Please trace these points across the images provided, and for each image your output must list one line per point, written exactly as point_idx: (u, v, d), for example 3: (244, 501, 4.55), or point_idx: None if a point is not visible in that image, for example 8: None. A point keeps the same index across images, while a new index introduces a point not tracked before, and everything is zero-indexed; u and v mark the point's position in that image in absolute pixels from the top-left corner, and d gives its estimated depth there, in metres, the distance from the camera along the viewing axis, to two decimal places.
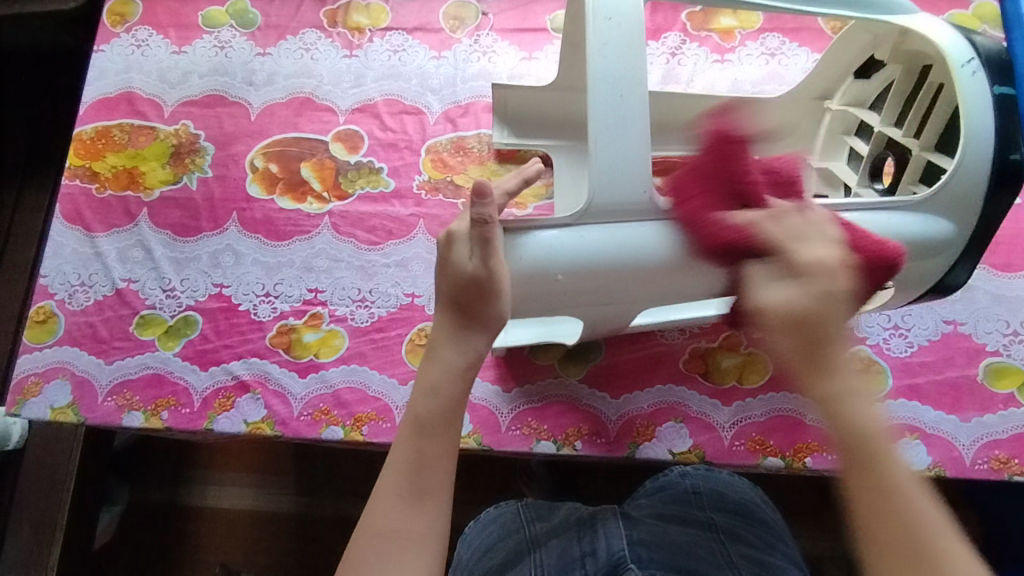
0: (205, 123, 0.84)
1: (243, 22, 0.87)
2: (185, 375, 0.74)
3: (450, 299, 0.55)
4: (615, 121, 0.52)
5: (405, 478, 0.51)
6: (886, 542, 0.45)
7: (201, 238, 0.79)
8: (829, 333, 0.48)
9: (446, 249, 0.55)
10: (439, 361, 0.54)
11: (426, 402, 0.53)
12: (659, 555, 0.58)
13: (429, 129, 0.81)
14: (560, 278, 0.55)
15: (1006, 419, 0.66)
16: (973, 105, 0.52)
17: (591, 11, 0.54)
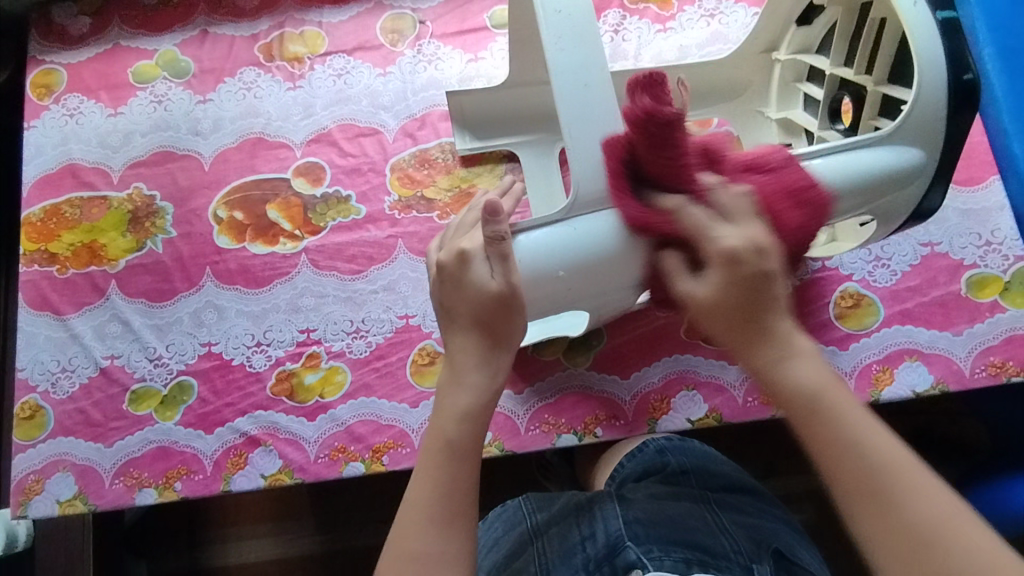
0: (158, 182, 0.81)
1: (176, 72, 0.84)
2: (191, 442, 0.72)
3: (472, 319, 0.53)
4: (584, 111, 0.52)
5: (430, 501, 0.49)
6: (868, 505, 0.41)
7: (178, 299, 0.77)
8: (758, 304, 0.46)
9: (461, 268, 0.53)
10: (469, 384, 0.53)
11: (454, 423, 0.52)
12: (656, 529, 0.55)
13: (389, 147, 0.80)
14: (562, 273, 0.54)
15: (995, 325, 0.68)
16: (921, 34, 0.52)
17: (540, 6, 0.53)
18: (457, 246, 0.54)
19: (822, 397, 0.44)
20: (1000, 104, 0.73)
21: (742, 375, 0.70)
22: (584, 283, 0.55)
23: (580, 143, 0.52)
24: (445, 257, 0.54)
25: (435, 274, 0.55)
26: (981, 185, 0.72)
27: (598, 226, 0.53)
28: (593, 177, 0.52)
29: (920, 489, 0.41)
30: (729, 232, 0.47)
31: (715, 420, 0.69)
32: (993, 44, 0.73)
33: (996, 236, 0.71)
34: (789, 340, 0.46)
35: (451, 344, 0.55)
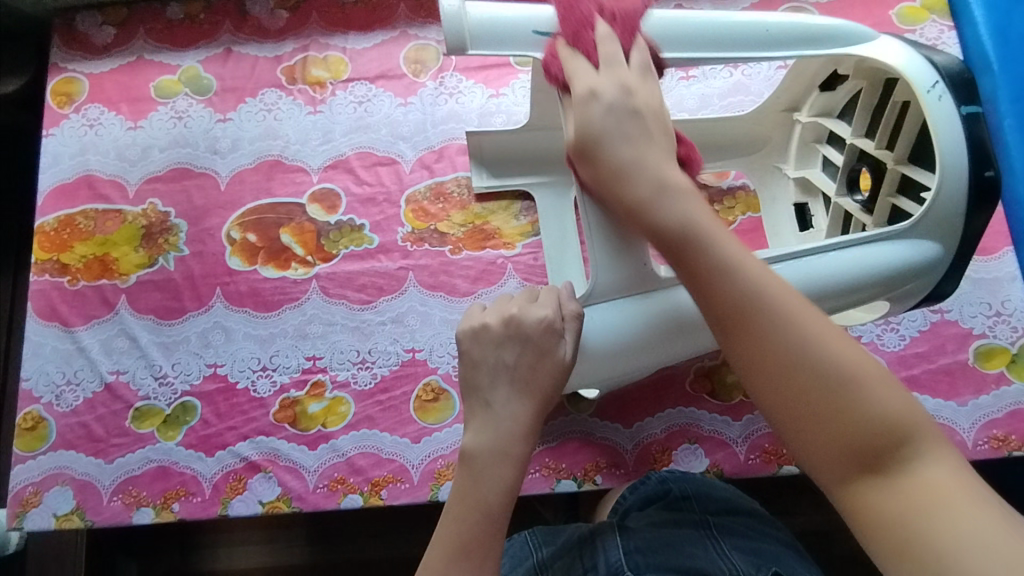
0: (173, 199, 0.81)
1: (198, 89, 0.85)
2: (192, 464, 0.73)
3: (539, 379, 0.53)
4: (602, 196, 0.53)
5: (448, 564, 0.46)
6: (738, 331, 0.45)
7: (187, 318, 0.77)
8: (626, 134, 0.51)
9: (538, 326, 0.54)
10: (517, 455, 0.51)
11: (497, 491, 0.49)
12: (656, 558, 0.55)
13: (406, 178, 0.80)
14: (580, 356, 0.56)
15: (999, 398, 0.68)
16: (946, 127, 0.52)
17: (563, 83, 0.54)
18: (535, 312, 0.54)
19: (697, 226, 0.48)
20: (1016, 176, 0.72)
21: (744, 432, 0.70)
22: (600, 369, 0.57)
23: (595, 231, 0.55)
24: (522, 320, 0.54)
25: (499, 330, 0.54)
26: (995, 255, 0.72)
27: (616, 314, 0.56)
28: (611, 270, 0.55)
29: (801, 319, 0.44)
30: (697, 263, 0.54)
31: (716, 475, 0.69)
32: (1015, 116, 0.74)
33: (1006, 307, 0.71)
34: (739, 280, 0.46)
35: (494, 403, 0.52)
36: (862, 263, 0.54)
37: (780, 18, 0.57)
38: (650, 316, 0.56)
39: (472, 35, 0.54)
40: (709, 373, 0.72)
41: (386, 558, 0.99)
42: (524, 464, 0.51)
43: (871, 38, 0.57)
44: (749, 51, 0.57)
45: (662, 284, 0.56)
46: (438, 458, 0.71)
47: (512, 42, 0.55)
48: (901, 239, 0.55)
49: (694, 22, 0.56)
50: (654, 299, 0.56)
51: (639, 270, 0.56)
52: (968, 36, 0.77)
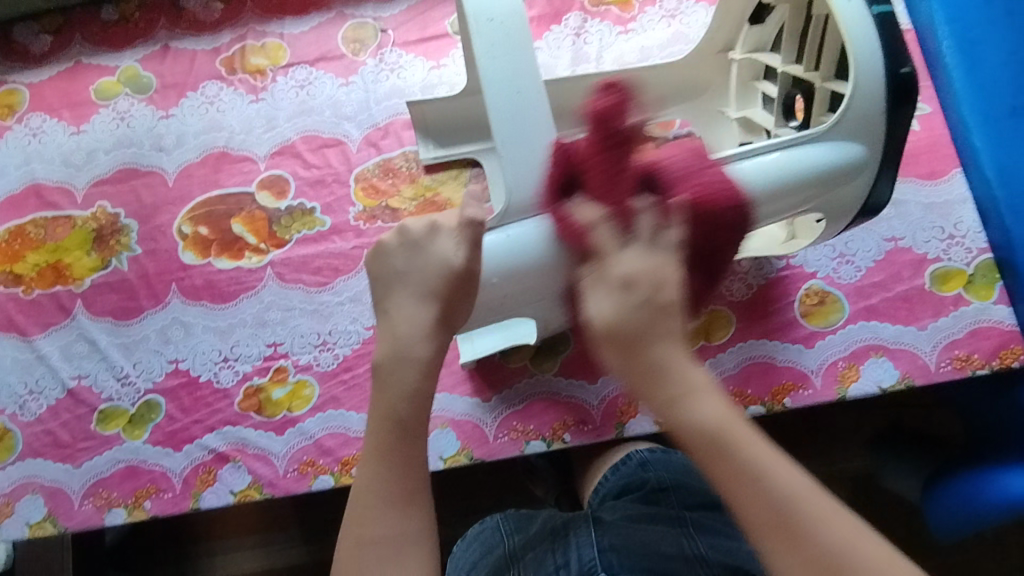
0: (122, 200, 0.81)
1: (138, 88, 0.84)
2: (160, 460, 0.72)
3: (432, 288, 0.51)
4: (512, 120, 0.53)
5: (373, 484, 0.48)
6: (784, 541, 0.42)
7: (145, 317, 0.77)
8: (660, 331, 0.47)
9: (429, 237, 0.51)
10: (417, 360, 0.50)
11: (404, 402, 0.50)
12: (629, 559, 0.56)
13: (353, 158, 0.80)
14: (496, 281, 0.53)
15: (959, 319, 0.68)
16: (858, 32, 0.52)
17: (472, 15, 0.53)
18: (421, 224, 0.52)
19: (720, 432, 0.45)
20: (960, 97, 0.72)
21: (709, 376, 0.70)
22: (519, 291, 0.54)
23: (508, 148, 0.53)
24: (410, 234, 0.52)
25: (394, 243, 0.52)
26: (942, 179, 0.72)
27: (535, 231, 0.52)
28: (525, 186, 0.53)
29: (823, 516, 0.42)
30: (673, 232, 0.50)
31: None
32: (954, 36, 0.72)
33: (959, 228, 0.71)
34: (756, 462, 0.43)
35: (393, 314, 0.51)
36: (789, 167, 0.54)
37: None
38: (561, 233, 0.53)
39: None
40: None
41: None
42: (421, 376, 0.50)
43: None
44: None
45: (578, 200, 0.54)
46: None
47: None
48: (820, 142, 0.54)
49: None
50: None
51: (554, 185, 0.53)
52: None
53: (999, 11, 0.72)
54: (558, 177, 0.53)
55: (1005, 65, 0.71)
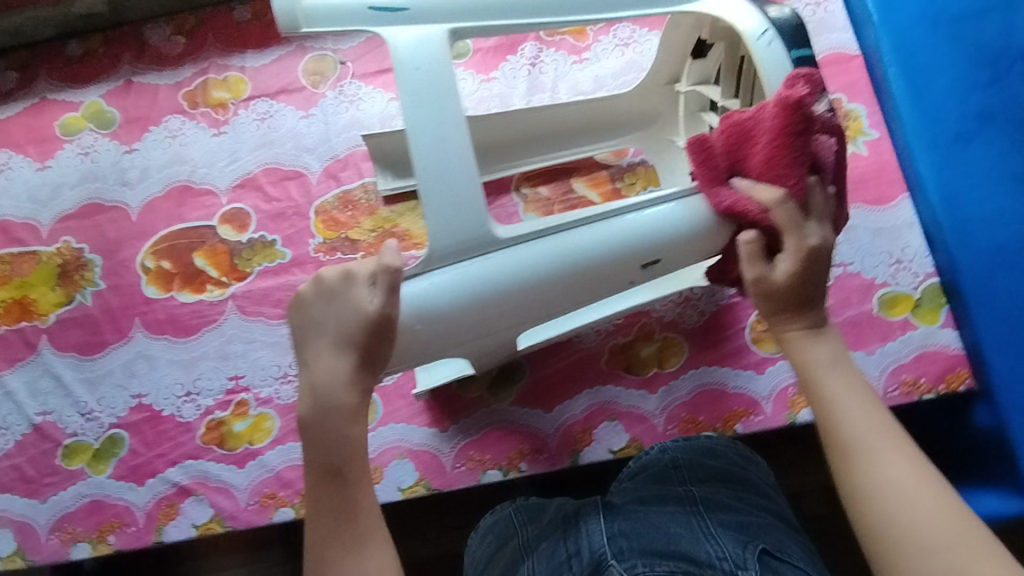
0: (86, 235, 0.81)
1: (103, 122, 0.85)
2: (124, 495, 0.73)
3: (347, 338, 0.50)
4: (438, 170, 0.49)
5: (316, 534, 0.49)
6: (851, 462, 0.47)
7: (109, 351, 0.78)
8: (808, 295, 0.52)
9: (344, 284, 0.51)
10: (343, 408, 0.50)
11: (337, 445, 0.50)
12: (639, 540, 0.52)
13: (313, 190, 0.81)
14: (418, 327, 0.51)
15: (906, 343, 0.69)
16: (776, 79, 0.53)
17: (395, 59, 0.49)
18: (329, 273, 0.51)
19: (816, 375, 0.51)
20: (906, 124, 0.72)
21: (662, 404, 0.71)
22: (444, 337, 0.52)
23: (435, 198, 0.49)
24: (324, 282, 0.51)
25: (312, 291, 0.52)
26: (890, 204, 0.73)
27: (457, 277, 0.51)
28: (452, 234, 0.50)
29: (902, 458, 0.46)
30: (814, 229, 0.51)
31: (636, 449, 0.70)
32: (899, 64, 0.73)
33: (906, 253, 0.72)
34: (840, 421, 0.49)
35: (313, 364, 0.51)
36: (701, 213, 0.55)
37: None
38: (487, 278, 0.51)
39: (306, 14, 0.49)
40: (624, 350, 0.73)
41: None
42: (342, 429, 0.50)
43: None
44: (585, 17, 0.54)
45: (502, 244, 0.52)
46: None
47: (345, 19, 0.49)
48: None
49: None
50: (496, 259, 0.51)
51: (480, 233, 0.51)
52: None
53: (943, 35, 0.72)
54: (482, 223, 0.51)
55: (951, 89, 0.71)
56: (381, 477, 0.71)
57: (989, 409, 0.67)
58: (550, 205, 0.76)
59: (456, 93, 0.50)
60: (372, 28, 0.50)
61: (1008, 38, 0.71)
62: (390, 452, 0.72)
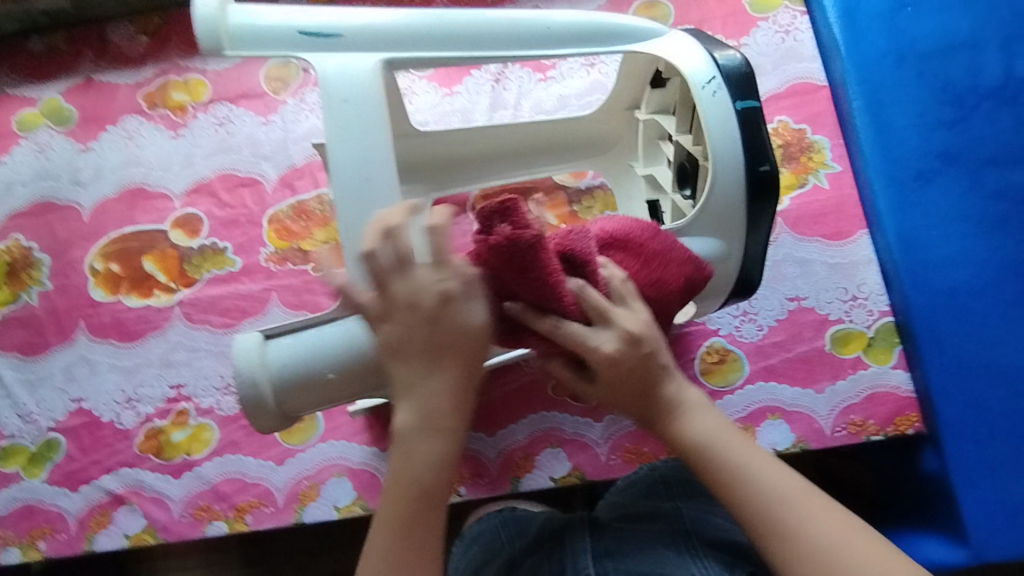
0: (37, 233, 0.80)
1: (60, 120, 0.84)
2: (57, 501, 0.72)
3: (422, 337, 0.45)
4: (362, 208, 0.48)
5: (387, 547, 0.46)
6: (776, 539, 0.45)
7: (51, 353, 0.76)
8: (649, 375, 0.48)
9: (410, 272, 0.45)
10: (439, 426, 0.46)
11: (425, 459, 0.46)
12: (625, 565, 0.53)
13: (268, 198, 0.79)
14: (331, 375, 0.49)
15: (856, 383, 0.68)
16: (718, 122, 0.53)
17: (323, 89, 0.50)
18: (439, 288, 0.45)
19: (709, 452, 0.48)
20: (869, 158, 0.71)
21: (606, 433, 0.70)
22: (362, 382, 0.50)
23: (357, 238, 0.48)
24: (427, 300, 0.44)
25: (408, 310, 0.45)
26: (849, 239, 0.72)
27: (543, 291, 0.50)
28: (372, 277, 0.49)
29: (816, 513, 0.45)
30: (623, 314, 0.48)
31: (578, 478, 0.69)
32: (864, 98, 0.73)
33: (862, 291, 0.71)
34: (758, 492, 0.46)
35: (421, 383, 0.46)
36: None
37: (561, 13, 0.56)
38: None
39: (230, 38, 0.50)
40: None
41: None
42: (461, 438, 0.47)
43: (656, 34, 0.57)
44: (524, 50, 0.55)
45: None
46: (302, 480, 0.70)
47: (275, 44, 0.51)
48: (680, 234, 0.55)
49: (472, 19, 0.54)
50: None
51: None
52: (822, 21, 0.77)
53: (909, 71, 0.73)
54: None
55: (916, 127, 0.72)
56: (317, 495, 0.70)
57: (936, 454, 0.66)
58: None
59: (382, 127, 0.50)
60: (301, 55, 0.51)
61: (971, 80, 0.73)
62: (329, 469, 0.71)
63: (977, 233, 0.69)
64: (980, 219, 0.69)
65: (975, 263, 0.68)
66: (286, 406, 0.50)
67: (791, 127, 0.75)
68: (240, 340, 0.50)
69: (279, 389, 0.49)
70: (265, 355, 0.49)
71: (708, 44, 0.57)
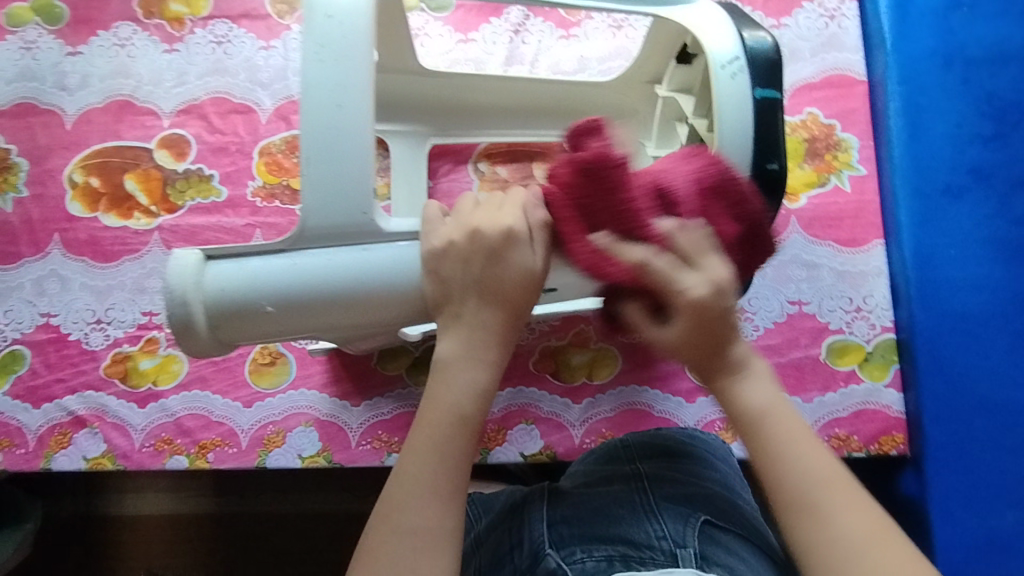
0: (16, 136, 0.76)
1: (49, 18, 0.79)
2: (17, 415, 0.70)
3: (469, 273, 0.46)
4: (328, 138, 0.44)
5: (422, 472, 0.44)
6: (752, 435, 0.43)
7: (22, 263, 0.73)
8: (715, 342, 0.43)
9: (470, 206, 0.48)
10: (485, 360, 0.46)
11: (468, 395, 0.46)
12: (580, 527, 0.49)
13: (261, 129, 0.75)
14: (269, 309, 0.46)
15: (847, 397, 0.65)
16: (729, 107, 0.49)
17: (307, 6, 0.45)
18: (505, 222, 0.45)
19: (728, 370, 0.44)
20: (897, 165, 0.68)
21: (583, 415, 0.67)
22: (300, 322, 0.47)
23: (319, 170, 0.44)
24: (489, 233, 0.46)
25: (466, 247, 0.46)
26: (862, 248, 0.69)
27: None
28: (327, 213, 0.45)
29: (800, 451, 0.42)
30: (717, 266, 0.43)
31: (548, 457, 0.66)
32: (902, 97, 0.69)
33: (867, 303, 0.67)
34: (745, 405, 0.44)
35: (464, 317, 0.46)
36: None
37: None
38: (354, 270, 0.46)
39: None
40: (554, 353, 0.69)
41: (291, 513, 0.93)
42: (500, 366, 0.47)
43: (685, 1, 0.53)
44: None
45: (385, 238, 0.47)
46: (268, 425, 0.69)
47: None
48: None
49: None
50: (372, 253, 0.47)
51: (357, 219, 0.46)
52: (870, 6, 0.72)
53: (955, 77, 0.70)
54: (364, 211, 0.45)
55: (950, 138, 0.68)
56: (282, 441, 0.68)
57: (916, 477, 0.64)
58: (506, 187, 0.71)
59: (365, 55, 0.45)
60: None
61: (1017, 94, 0.69)
62: (296, 417, 0.69)
63: (997, 257, 0.66)
64: (1001, 243, 0.66)
65: (989, 288, 0.65)
66: (219, 334, 0.47)
67: (820, 120, 0.71)
68: (178, 258, 0.46)
69: (214, 314, 0.46)
70: (204, 276, 0.46)
71: (739, 21, 0.53)
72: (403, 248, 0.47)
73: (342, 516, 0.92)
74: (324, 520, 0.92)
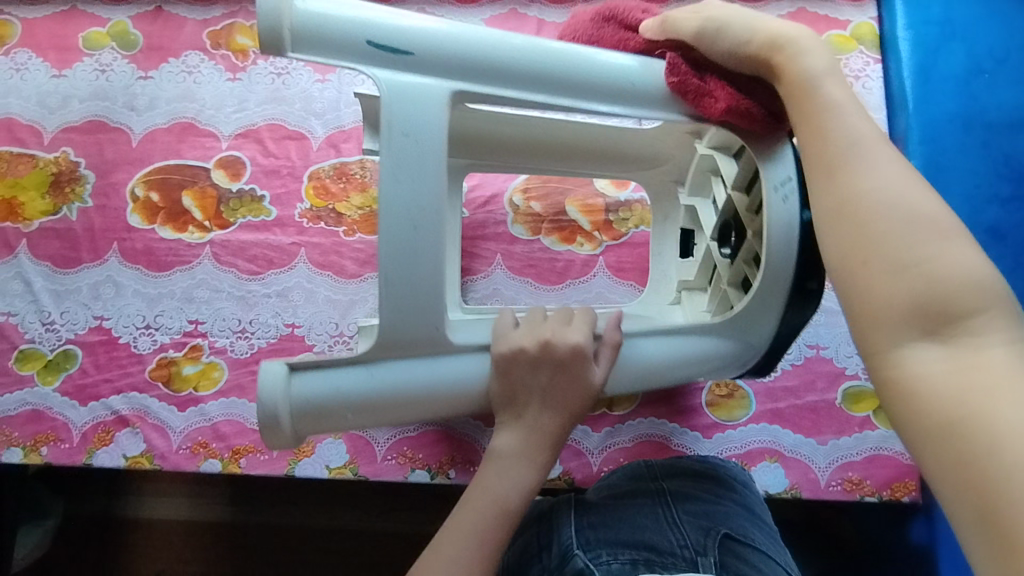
0: (85, 150, 0.82)
1: (125, 44, 0.85)
2: (64, 411, 0.74)
3: (537, 382, 0.54)
4: (406, 257, 0.47)
5: (459, 556, 0.49)
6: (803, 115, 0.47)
7: (82, 269, 0.78)
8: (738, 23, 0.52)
9: (536, 317, 0.56)
10: (538, 460, 0.53)
11: (515, 489, 0.52)
12: (607, 532, 0.51)
13: (312, 155, 0.80)
14: (349, 415, 0.52)
15: (860, 442, 0.69)
16: (779, 224, 0.51)
17: (384, 119, 0.46)
18: (573, 339, 0.54)
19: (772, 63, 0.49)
20: None
21: (602, 444, 0.69)
22: (373, 420, 0.53)
23: (394, 287, 0.47)
24: (560, 348, 0.54)
25: (536, 355, 0.53)
26: None
27: (660, 351, 0.56)
28: (403, 327, 0.49)
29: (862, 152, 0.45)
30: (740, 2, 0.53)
31: (567, 482, 0.68)
32: (923, 157, 0.72)
33: None
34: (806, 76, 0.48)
35: (526, 417, 0.54)
36: (667, 351, 0.56)
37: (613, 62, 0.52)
38: (427, 381, 0.51)
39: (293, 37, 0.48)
40: None
41: (306, 526, 0.95)
42: (546, 466, 0.54)
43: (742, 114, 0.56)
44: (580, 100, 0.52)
45: (452, 349, 0.51)
46: None
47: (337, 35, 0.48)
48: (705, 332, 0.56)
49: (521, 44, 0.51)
50: (442, 364, 0.52)
51: (431, 334, 0.50)
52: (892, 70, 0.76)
53: (975, 140, 0.73)
54: (438, 328, 0.49)
55: (969, 197, 0.71)
56: (311, 451, 0.71)
57: None
58: (539, 222, 0.76)
59: (440, 145, 0.47)
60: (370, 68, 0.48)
61: None
62: None
63: None
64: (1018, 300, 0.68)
65: None
66: (299, 431, 0.52)
67: None
68: (266, 369, 0.50)
69: (299, 418, 0.51)
70: (290, 386, 0.51)
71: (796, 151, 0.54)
72: (468, 357, 0.52)
73: (356, 531, 0.95)
74: (338, 535, 0.95)
